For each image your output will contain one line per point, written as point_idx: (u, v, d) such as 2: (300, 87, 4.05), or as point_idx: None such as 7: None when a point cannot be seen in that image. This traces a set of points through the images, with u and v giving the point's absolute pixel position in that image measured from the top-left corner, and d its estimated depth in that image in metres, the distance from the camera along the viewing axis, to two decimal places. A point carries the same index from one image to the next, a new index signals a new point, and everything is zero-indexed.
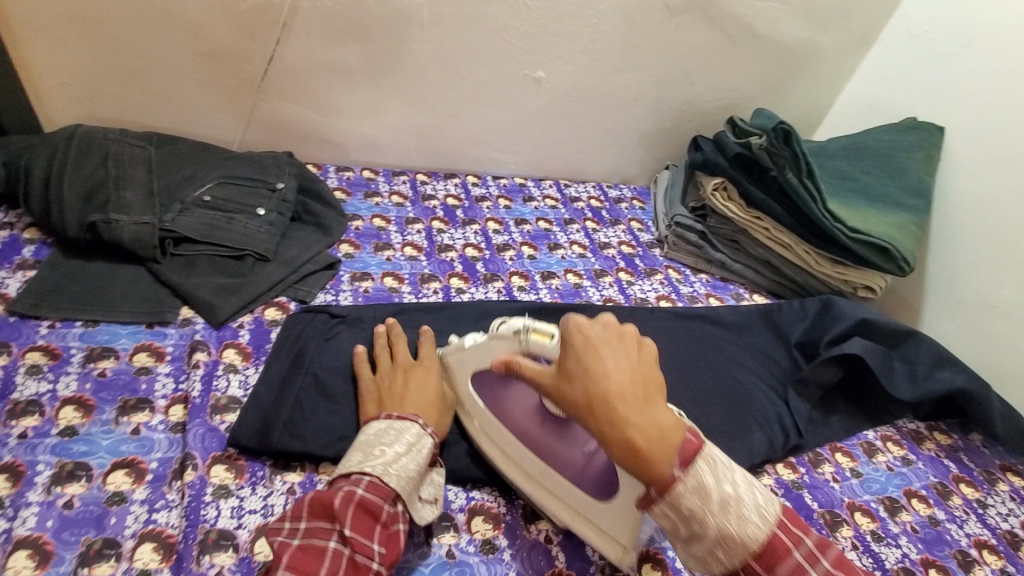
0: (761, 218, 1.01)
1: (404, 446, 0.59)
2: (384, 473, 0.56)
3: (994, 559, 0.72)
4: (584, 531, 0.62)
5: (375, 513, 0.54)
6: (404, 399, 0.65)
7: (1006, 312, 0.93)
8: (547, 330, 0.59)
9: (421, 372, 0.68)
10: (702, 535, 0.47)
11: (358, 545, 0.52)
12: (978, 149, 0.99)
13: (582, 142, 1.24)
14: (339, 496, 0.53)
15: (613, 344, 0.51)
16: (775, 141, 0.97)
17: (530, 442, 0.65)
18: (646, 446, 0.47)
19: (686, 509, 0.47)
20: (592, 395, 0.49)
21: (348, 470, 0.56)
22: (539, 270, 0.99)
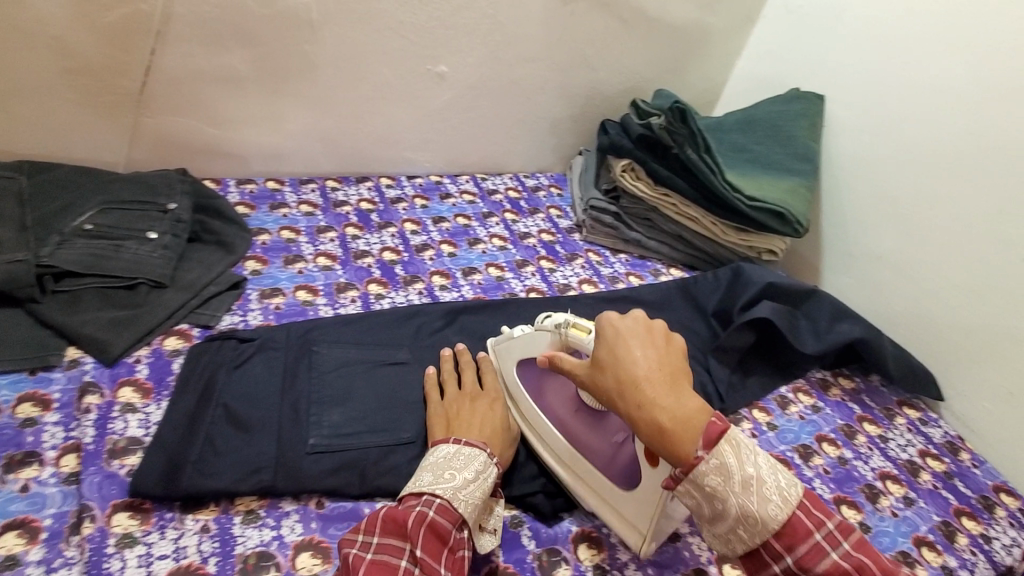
0: (669, 195, 1.05)
1: (472, 472, 0.60)
2: (454, 497, 0.58)
3: (896, 487, 0.78)
4: (607, 515, 0.65)
5: (445, 536, 0.55)
6: (469, 424, 0.66)
7: (890, 261, 1.01)
8: (586, 327, 0.68)
9: (488, 402, 0.70)
10: (724, 512, 0.51)
11: (427, 565, 0.54)
12: (854, 114, 1.08)
13: (495, 134, 1.24)
14: (412, 515, 0.55)
15: (639, 335, 0.59)
16: (673, 121, 0.99)
17: (565, 429, 0.70)
18: (669, 423, 0.52)
19: (707, 486, 0.50)
20: (621, 379, 0.56)
21: (419, 489, 0.58)
22: (460, 267, 0.99)
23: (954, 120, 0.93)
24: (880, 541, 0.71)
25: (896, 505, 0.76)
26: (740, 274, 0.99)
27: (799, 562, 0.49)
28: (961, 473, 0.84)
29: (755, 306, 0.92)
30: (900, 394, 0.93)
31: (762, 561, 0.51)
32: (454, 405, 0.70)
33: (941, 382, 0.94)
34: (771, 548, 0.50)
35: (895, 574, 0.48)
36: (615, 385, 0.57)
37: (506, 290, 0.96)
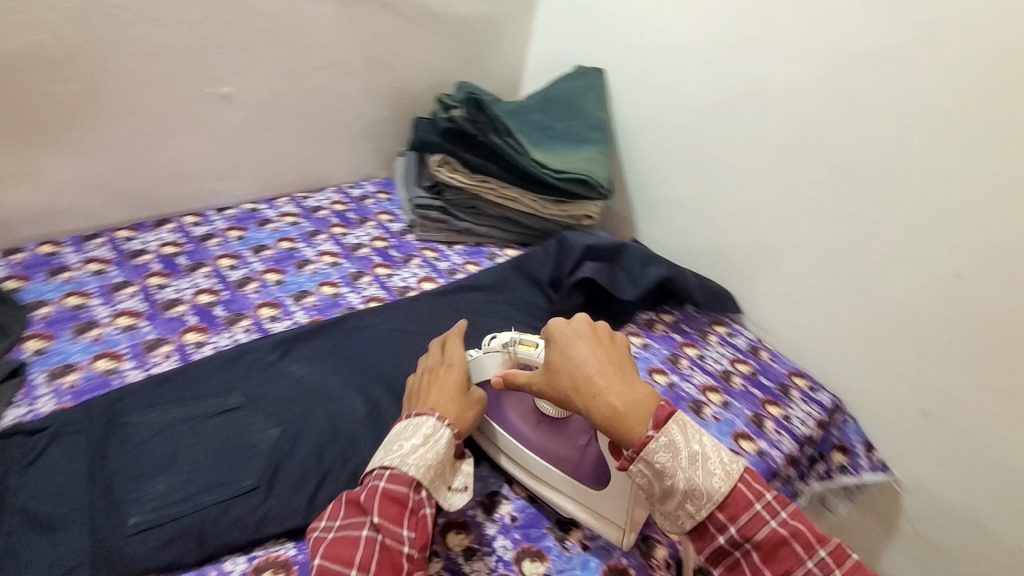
0: (487, 180, 1.10)
1: (419, 438, 0.64)
2: (402, 463, 0.62)
3: (715, 396, 0.91)
4: (590, 520, 0.70)
5: (399, 501, 0.60)
6: (427, 396, 0.70)
7: (683, 205, 1.16)
8: (531, 342, 0.72)
9: (445, 373, 0.73)
10: (674, 488, 0.58)
11: (387, 530, 0.58)
12: (630, 82, 1.20)
13: (306, 149, 1.19)
14: (365, 491, 0.60)
15: (585, 337, 0.65)
16: (472, 111, 1.05)
17: (532, 444, 0.74)
18: (623, 407, 0.60)
19: (657, 463, 0.58)
20: (577, 376, 0.63)
21: (372, 465, 0.63)
22: (290, 293, 0.94)
23: (701, 76, 1.08)
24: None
25: (717, 410, 0.89)
26: (565, 241, 1.07)
27: (741, 531, 0.57)
28: (763, 369, 1.00)
29: (579, 268, 1.00)
30: (710, 315, 1.09)
31: (710, 535, 0.58)
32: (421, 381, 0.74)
33: (738, 298, 1.11)
34: (716, 519, 0.58)
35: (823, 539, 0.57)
36: (568, 383, 0.63)
37: (343, 306, 0.94)
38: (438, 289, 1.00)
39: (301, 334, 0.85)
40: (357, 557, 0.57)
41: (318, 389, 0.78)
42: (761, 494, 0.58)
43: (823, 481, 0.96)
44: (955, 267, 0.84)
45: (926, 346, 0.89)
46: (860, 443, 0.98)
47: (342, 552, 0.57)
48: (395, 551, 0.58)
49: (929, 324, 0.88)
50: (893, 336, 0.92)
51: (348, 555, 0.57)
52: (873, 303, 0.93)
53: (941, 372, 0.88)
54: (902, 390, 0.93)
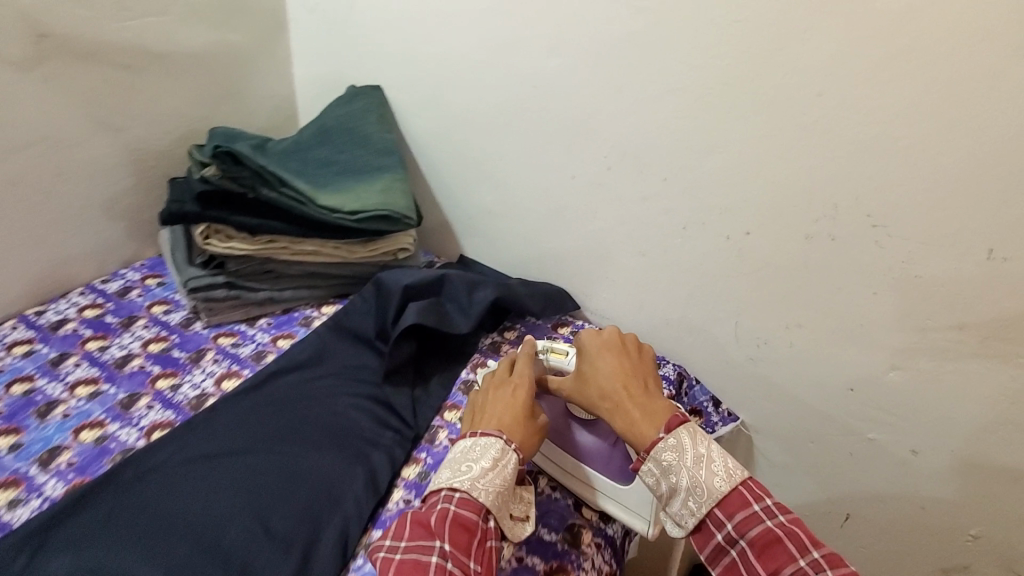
0: (273, 240, 0.94)
1: (488, 461, 0.65)
2: (472, 487, 0.63)
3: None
4: (614, 511, 0.77)
5: (468, 527, 0.61)
6: (491, 413, 0.73)
7: (499, 213, 1.11)
8: (562, 350, 0.87)
9: (511, 387, 0.77)
10: (677, 484, 0.65)
11: (456, 556, 0.58)
12: (412, 96, 1.11)
13: (23, 255, 0.92)
14: (436, 514, 0.61)
15: (613, 352, 0.78)
16: (228, 166, 0.88)
17: (563, 440, 0.82)
18: (639, 414, 0.70)
19: (664, 462, 0.65)
20: (602, 385, 0.74)
21: (439, 486, 0.64)
22: (34, 459, 0.72)
23: (479, 81, 1.02)
24: (550, 526, 0.76)
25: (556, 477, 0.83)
26: (382, 284, 0.95)
27: (737, 528, 0.61)
28: None
29: (403, 313, 0.89)
30: (553, 319, 1.07)
31: (710, 532, 0.63)
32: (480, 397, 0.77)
33: (573, 292, 1.10)
34: (715, 516, 0.63)
35: (821, 544, 0.59)
36: (595, 392, 0.75)
37: (114, 452, 0.74)
38: (242, 385, 0.83)
39: (56, 516, 0.65)
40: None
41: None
42: (759, 496, 0.62)
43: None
44: (741, 227, 0.89)
45: (738, 302, 0.94)
46: (707, 401, 1.03)
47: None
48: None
49: (734, 282, 0.93)
50: (709, 299, 0.96)
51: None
52: (686, 274, 0.96)
53: (755, 322, 0.94)
54: (728, 345, 0.99)
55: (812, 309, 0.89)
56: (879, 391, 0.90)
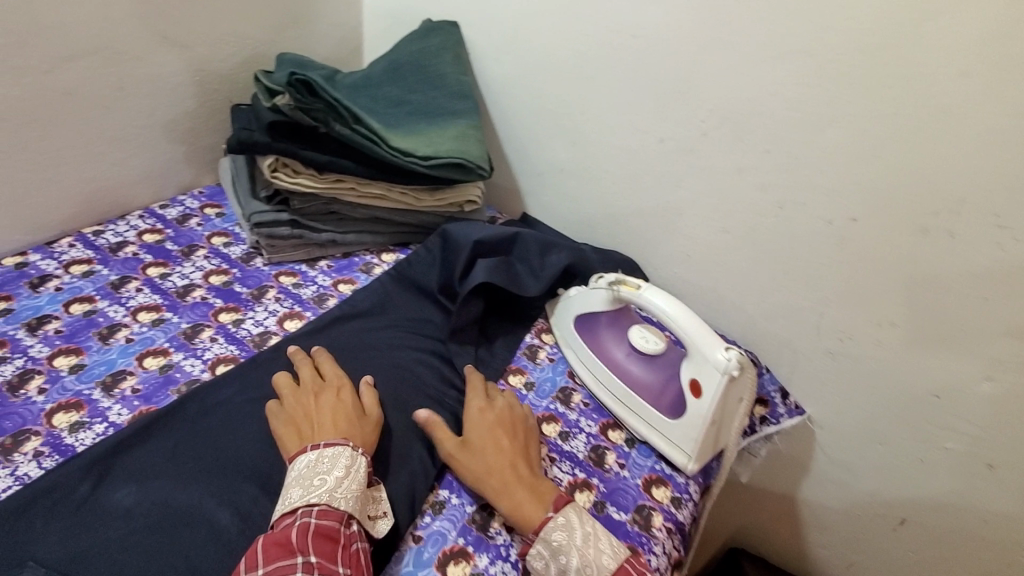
0: (341, 180, 0.89)
1: (341, 469, 0.60)
2: (330, 498, 0.57)
3: (618, 434, 0.77)
4: (656, 442, 0.74)
5: (334, 536, 0.55)
6: (325, 426, 0.64)
7: (571, 172, 1.05)
8: (635, 284, 0.76)
9: (333, 393, 0.69)
10: (567, 566, 0.59)
11: (326, 569, 0.53)
12: (490, 37, 1.03)
13: (83, 173, 0.89)
14: (294, 530, 0.55)
15: (505, 421, 0.70)
16: (301, 97, 0.82)
17: (618, 368, 0.78)
18: (525, 494, 0.63)
19: (555, 542, 0.60)
20: (488, 454, 0.66)
21: (293, 505, 0.57)
22: (97, 381, 0.70)
23: (569, 25, 0.94)
24: (618, 505, 0.68)
25: (621, 454, 0.74)
26: (449, 236, 0.91)
27: None
28: None
29: (471, 271, 0.85)
30: None
31: None
32: (297, 412, 0.67)
33: (640, 262, 1.04)
34: None
35: None
36: (477, 461, 0.66)
37: (179, 383, 0.71)
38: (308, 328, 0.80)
39: (126, 443, 0.63)
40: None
41: (180, 517, 0.59)
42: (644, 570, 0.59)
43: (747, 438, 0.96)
44: (848, 212, 0.81)
45: (826, 291, 0.88)
46: (775, 391, 0.98)
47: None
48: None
49: (826, 269, 0.86)
50: (794, 285, 0.90)
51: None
52: (774, 256, 0.90)
53: (843, 315, 0.88)
54: (806, 335, 0.93)
55: (908, 307, 0.83)
56: (965, 401, 0.84)
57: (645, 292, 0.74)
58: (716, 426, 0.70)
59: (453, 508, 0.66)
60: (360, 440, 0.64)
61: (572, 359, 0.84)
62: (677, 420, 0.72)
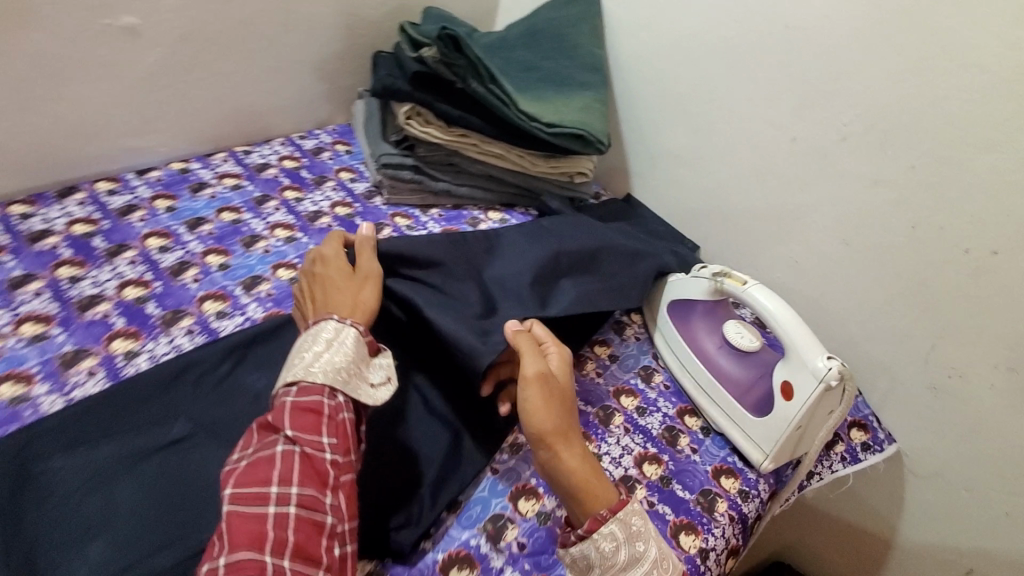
0: (466, 135, 0.94)
1: (322, 343, 0.60)
2: (307, 373, 0.57)
3: (694, 420, 0.78)
4: (734, 435, 0.74)
5: (315, 409, 0.55)
6: (331, 299, 0.65)
7: (687, 158, 1.04)
8: (741, 278, 0.76)
9: (326, 274, 0.68)
10: (644, 552, 0.56)
11: (304, 441, 0.53)
12: (629, 12, 1.03)
13: (242, 95, 0.98)
14: (273, 411, 0.55)
15: (571, 385, 0.66)
16: (446, 50, 0.86)
17: (706, 359, 0.79)
18: (598, 471, 0.60)
19: (634, 526, 0.56)
20: (570, 413, 0.62)
21: (285, 380, 0.58)
22: (239, 281, 0.79)
23: (716, 10, 0.93)
24: (684, 485, 0.70)
25: (695, 440, 0.76)
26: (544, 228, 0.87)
27: None
28: None
29: (555, 288, 0.79)
30: None
31: None
32: (312, 280, 0.69)
33: (742, 260, 1.02)
34: None
35: None
36: (566, 418, 0.61)
37: None
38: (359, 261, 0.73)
39: (261, 338, 0.71)
40: (276, 475, 0.51)
41: None
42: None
43: (846, 464, 0.89)
44: (987, 243, 0.76)
45: (942, 321, 0.83)
46: (872, 416, 0.94)
47: (256, 477, 0.51)
48: (318, 459, 0.53)
49: (948, 298, 0.82)
50: (909, 310, 0.86)
51: (265, 476, 0.51)
52: (891, 277, 0.86)
53: (958, 350, 0.83)
54: (910, 366, 0.88)
55: None
56: None
57: (750, 289, 0.74)
58: (800, 432, 0.70)
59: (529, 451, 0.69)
60: (354, 312, 0.65)
61: (659, 343, 0.85)
62: (761, 419, 0.72)
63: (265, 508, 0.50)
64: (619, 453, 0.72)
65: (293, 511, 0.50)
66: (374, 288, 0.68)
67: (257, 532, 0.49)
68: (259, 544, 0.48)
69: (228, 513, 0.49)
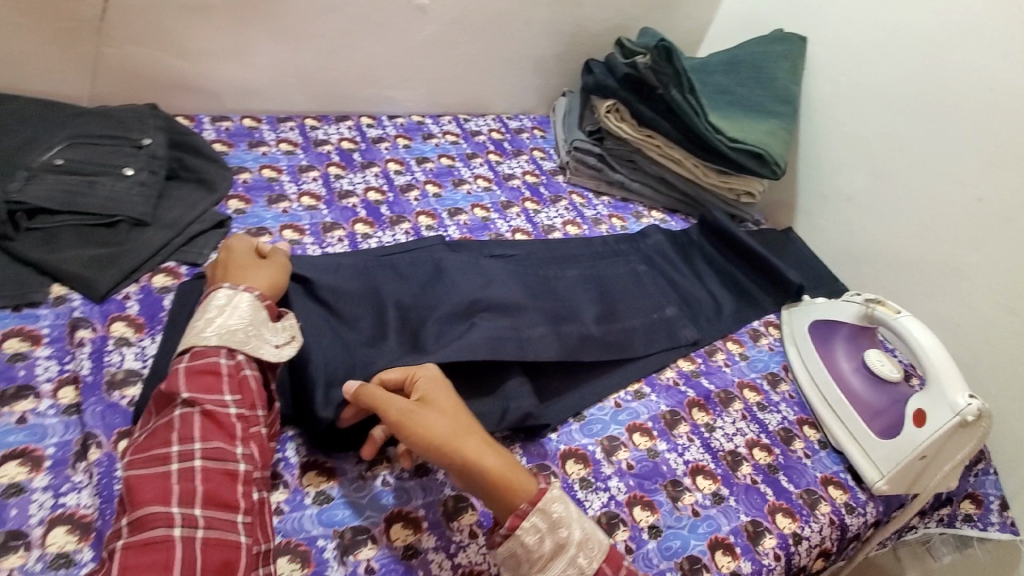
0: (653, 136, 1.07)
1: (219, 307, 0.59)
2: (201, 338, 0.56)
3: (812, 431, 0.80)
4: (851, 451, 0.76)
5: (212, 371, 0.55)
6: (233, 275, 0.64)
7: (860, 203, 1.05)
8: (895, 308, 0.80)
9: (227, 252, 0.66)
10: (568, 537, 0.52)
11: (203, 401, 0.53)
12: (832, 56, 1.09)
13: (476, 73, 1.21)
14: (167, 376, 0.54)
15: (451, 393, 0.59)
16: (658, 59, 1.01)
17: (839, 377, 0.82)
18: (508, 461, 0.55)
19: (554, 514, 0.53)
20: (454, 420, 0.56)
21: (183, 346, 0.57)
22: (445, 208, 0.98)
23: (923, 65, 0.96)
24: (790, 478, 0.73)
25: (810, 447, 0.78)
26: (715, 228, 1.00)
27: None
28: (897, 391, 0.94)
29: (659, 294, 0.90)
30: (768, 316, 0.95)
31: None
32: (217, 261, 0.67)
33: None
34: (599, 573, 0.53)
35: None
36: (459, 420, 0.56)
37: (492, 231, 0.97)
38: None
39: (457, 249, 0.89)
40: (176, 436, 0.51)
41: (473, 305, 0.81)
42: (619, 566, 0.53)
43: (939, 526, 0.84)
44: None
45: None
46: (995, 496, 0.85)
47: (158, 441, 0.50)
48: (222, 415, 0.53)
49: None
50: None
51: (165, 438, 0.50)
52: None
53: None
54: None
55: None
56: None
57: (904, 319, 0.77)
58: (923, 462, 0.72)
59: (651, 401, 0.77)
60: (260, 285, 0.63)
61: (790, 354, 0.88)
62: (885, 440, 0.74)
63: (168, 466, 0.49)
64: (730, 431, 0.77)
65: (199, 463, 0.50)
66: (284, 272, 0.67)
67: (162, 489, 0.48)
68: (166, 500, 0.48)
69: (127, 480, 0.48)
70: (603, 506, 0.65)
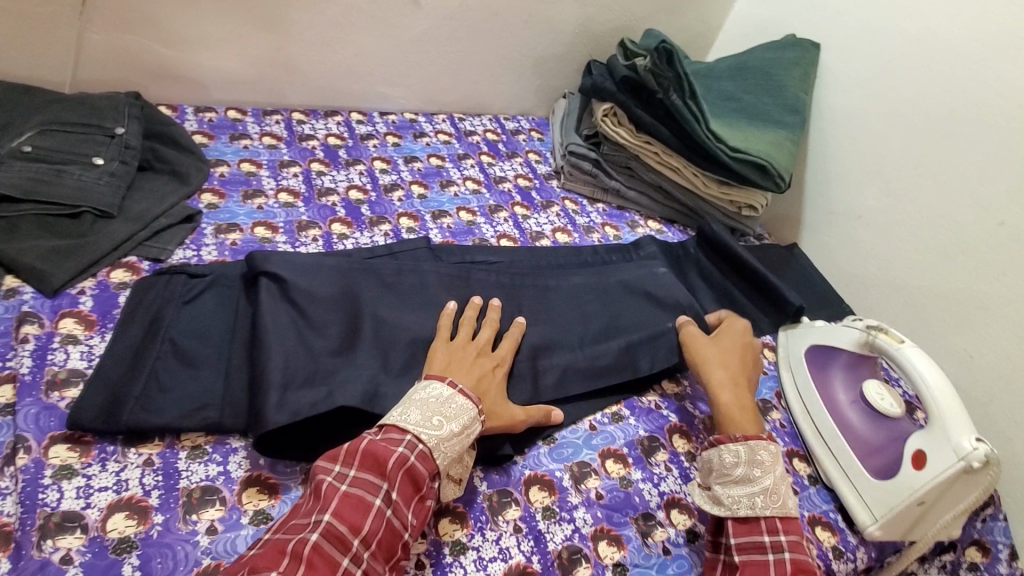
0: (650, 143, 1.02)
1: (458, 426, 0.55)
2: (434, 446, 0.54)
3: (803, 466, 0.74)
4: (842, 492, 0.71)
5: (418, 484, 0.53)
6: (467, 373, 0.61)
7: (870, 222, 1.00)
8: (897, 337, 0.74)
9: (491, 364, 0.65)
10: (758, 480, 0.61)
11: (397, 510, 0.51)
12: (847, 65, 1.03)
13: (474, 71, 1.17)
14: (396, 455, 0.52)
15: (746, 352, 0.75)
16: (659, 62, 0.96)
17: (834, 408, 0.76)
18: (747, 405, 0.68)
19: (757, 455, 0.62)
20: (726, 363, 0.72)
21: (404, 427, 0.54)
22: (429, 210, 0.95)
23: (944, 76, 0.90)
24: None
25: (798, 483, 0.72)
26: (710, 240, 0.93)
27: (789, 543, 0.58)
28: None
29: None
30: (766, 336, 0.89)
31: (754, 528, 0.59)
32: (474, 349, 0.65)
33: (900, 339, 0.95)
34: (770, 522, 0.59)
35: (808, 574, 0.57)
36: (733, 362, 0.73)
37: (476, 236, 0.92)
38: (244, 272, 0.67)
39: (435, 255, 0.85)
40: (363, 528, 0.49)
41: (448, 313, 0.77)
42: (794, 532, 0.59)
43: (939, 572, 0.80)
44: None
45: None
46: (1004, 545, 0.79)
47: (349, 520, 0.49)
48: (395, 535, 0.50)
49: None
50: None
51: (356, 523, 0.49)
52: None
53: None
54: None
55: None
56: None
57: (906, 350, 0.72)
58: (921, 509, 0.66)
59: (628, 425, 0.73)
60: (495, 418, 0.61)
61: (785, 381, 0.82)
62: (880, 482, 0.69)
63: (341, 557, 0.47)
64: None
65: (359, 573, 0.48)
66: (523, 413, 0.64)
67: None
68: None
69: (314, 544, 0.47)
70: (564, 540, 0.60)
